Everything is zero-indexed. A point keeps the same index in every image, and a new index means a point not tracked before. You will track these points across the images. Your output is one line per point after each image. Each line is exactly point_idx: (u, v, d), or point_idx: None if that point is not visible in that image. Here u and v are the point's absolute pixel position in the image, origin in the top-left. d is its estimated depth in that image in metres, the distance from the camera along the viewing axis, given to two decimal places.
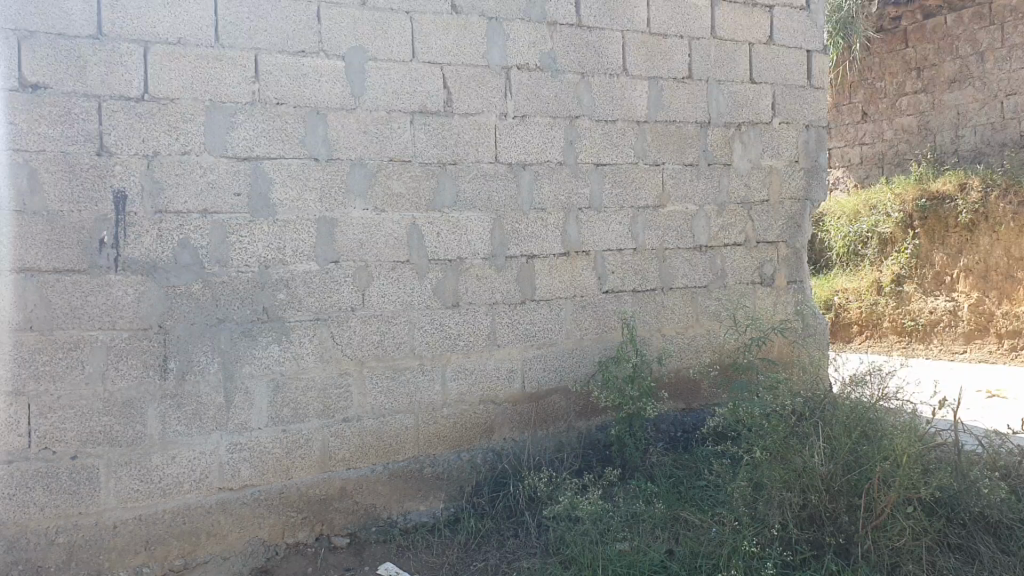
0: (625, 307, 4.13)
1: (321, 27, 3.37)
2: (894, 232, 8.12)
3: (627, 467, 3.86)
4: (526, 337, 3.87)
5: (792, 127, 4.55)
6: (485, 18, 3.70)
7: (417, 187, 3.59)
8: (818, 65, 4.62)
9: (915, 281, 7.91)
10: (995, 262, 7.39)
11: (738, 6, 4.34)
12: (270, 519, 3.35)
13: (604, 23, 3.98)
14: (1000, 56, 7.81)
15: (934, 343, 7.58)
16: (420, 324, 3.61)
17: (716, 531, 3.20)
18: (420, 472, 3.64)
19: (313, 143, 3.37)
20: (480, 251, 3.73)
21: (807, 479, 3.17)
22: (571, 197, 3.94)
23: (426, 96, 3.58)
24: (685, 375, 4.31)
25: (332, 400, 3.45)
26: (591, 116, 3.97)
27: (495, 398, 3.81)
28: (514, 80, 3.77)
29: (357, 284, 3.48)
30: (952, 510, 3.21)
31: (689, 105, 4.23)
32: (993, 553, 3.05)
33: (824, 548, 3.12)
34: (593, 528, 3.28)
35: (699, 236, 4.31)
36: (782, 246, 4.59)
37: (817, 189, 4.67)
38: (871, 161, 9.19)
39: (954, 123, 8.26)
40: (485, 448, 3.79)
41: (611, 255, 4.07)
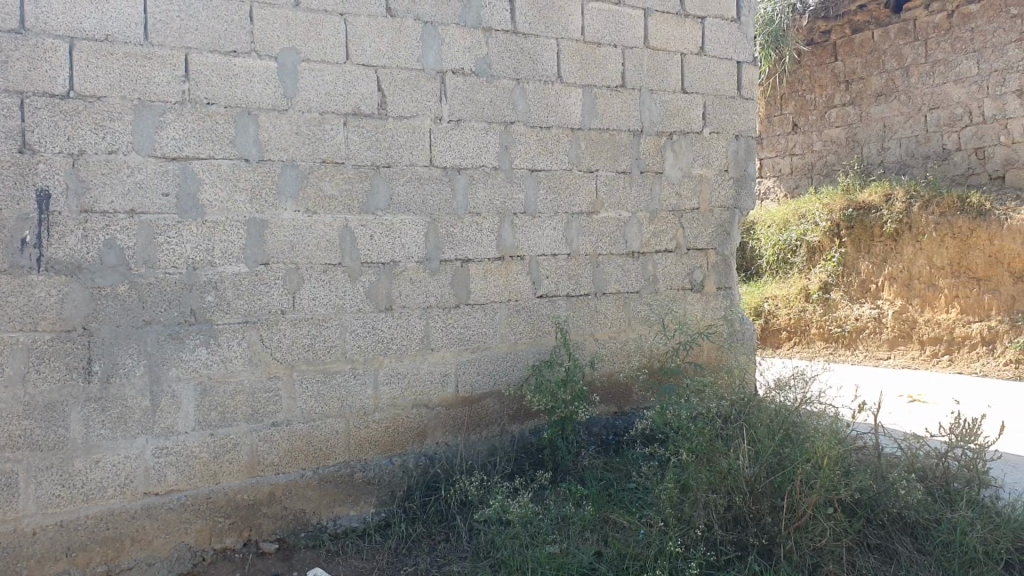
0: (559, 311, 4.16)
1: (253, 28, 3.35)
2: (822, 240, 8.34)
3: (558, 470, 3.88)
4: (459, 341, 3.87)
5: (721, 136, 4.63)
6: (420, 23, 3.70)
7: (350, 189, 3.58)
8: (748, 77, 4.71)
9: (842, 289, 8.12)
10: (918, 270, 7.63)
11: (670, 17, 4.41)
12: (198, 524, 3.31)
13: (538, 31, 4.02)
14: (924, 71, 8.05)
15: (859, 349, 7.74)
16: (351, 327, 3.60)
17: (644, 533, 3.24)
18: (351, 476, 3.62)
19: (244, 144, 3.35)
20: (413, 254, 3.73)
21: (732, 481, 3.23)
22: (506, 202, 3.96)
23: (359, 99, 3.58)
24: (617, 379, 4.37)
25: (260, 404, 3.42)
26: (526, 122, 4.00)
27: (427, 402, 3.81)
28: (449, 84, 3.79)
29: (288, 286, 3.46)
30: (873, 510, 3.29)
31: (623, 113, 4.29)
32: (910, 553, 3.15)
33: (748, 548, 3.18)
34: (523, 531, 3.29)
35: (631, 243, 4.37)
36: (712, 253, 4.67)
37: (746, 197, 4.75)
38: (802, 169, 9.39)
39: (881, 134, 8.49)
40: (417, 453, 3.78)
41: (545, 260, 4.10)
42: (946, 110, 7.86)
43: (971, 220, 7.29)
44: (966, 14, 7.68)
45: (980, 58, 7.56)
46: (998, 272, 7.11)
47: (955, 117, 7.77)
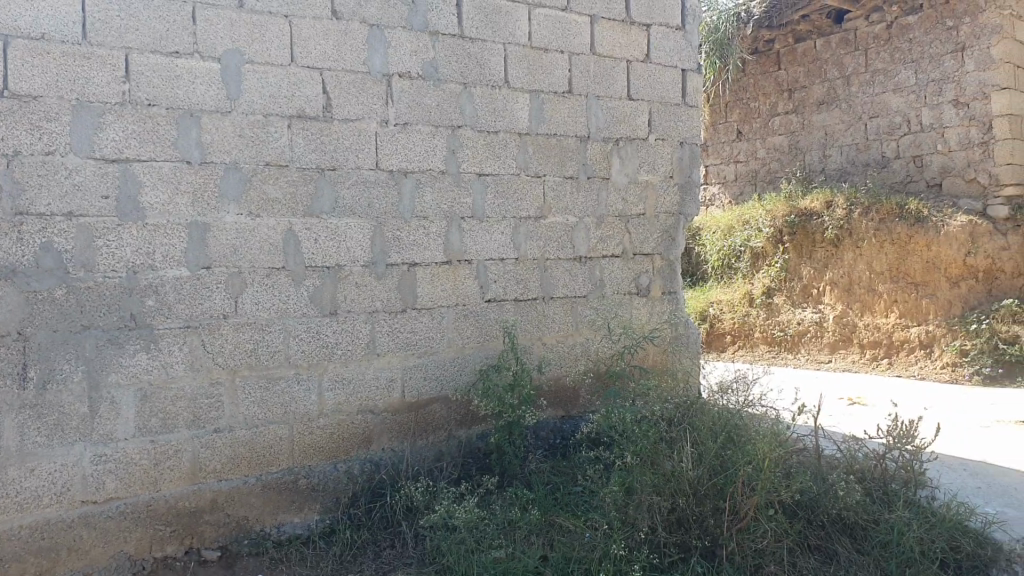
0: (507, 316, 4.16)
1: (196, 28, 3.31)
2: (765, 246, 8.46)
3: (505, 475, 3.87)
4: (405, 345, 3.85)
5: (666, 143, 4.67)
6: (366, 26, 3.68)
7: (294, 191, 3.54)
8: (693, 84, 4.76)
9: (784, 293, 8.25)
10: (858, 275, 7.77)
11: (616, 24, 4.45)
12: (137, 533, 3.26)
13: (485, 35, 4.02)
14: (865, 81, 8.22)
15: (801, 352, 7.86)
16: (295, 332, 3.56)
17: (590, 536, 3.25)
18: (295, 483, 3.58)
19: (187, 146, 3.30)
20: (359, 258, 3.71)
21: (676, 483, 3.27)
22: (453, 206, 3.96)
23: (304, 101, 3.55)
24: (565, 383, 4.38)
25: (202, 410, 3.37)
26: (473, 126, 4.00)
27: (373, 408, 3.78)
28: (396, 87, 3.77)
29: (231, 290, 3.41)
30: (812, 512, 3.36)
31: (570, 119, 4.32)
32: (850, 554, 3.21)
33: (691, 550, 3.21)
34: (469, 536, 3.28)
35: (579, 248, 4.39)
36: (657, 258, 4.70)
37: (691, 203, 4.80)
38: (746, 176, 9.52)
39: (823, 141, 8.65)
40: (363, 459, 3.75)
41: (492, 264, 4.10)
42: (886, 118, 8.04)
43: (909, 227, 7.47)
44: (904, 25, 7.87)
45: (917, 68, 7.76)
46: (935, 277, 7.34)
47: (894, 125, 7.97)
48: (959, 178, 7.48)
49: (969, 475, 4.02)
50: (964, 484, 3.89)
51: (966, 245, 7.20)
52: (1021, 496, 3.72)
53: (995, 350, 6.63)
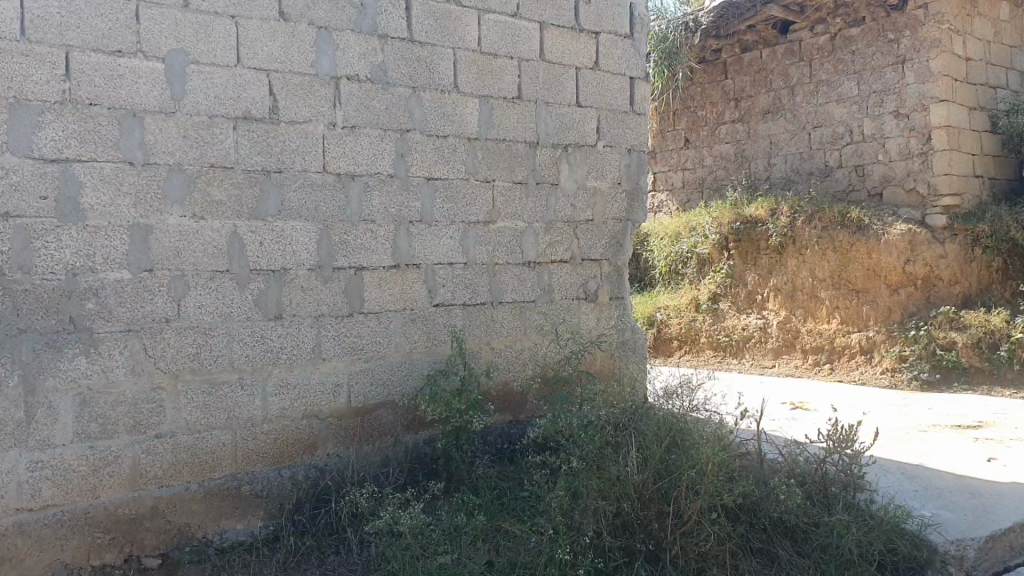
0: (455, 320, 4.16)
1: (139, 27, 3.26)
2: (711, 252, 8.57)
3: (452, 480, 3.85)
4: (353, 350, 3.83)
5: (614, 151, 4.70)
6: (313, 27, 3.66)
7: (239, 193, 3.50)
8: (640, 92, 4.80)
9: (729, 299, 8.37)
10: (802, 282, 7.92)
11: (565, 31, 4.47)
12: (74, 541, 3.19)
13: (435, 40, 4.02)
14: (809, 91, 8.38)
15: (745, 357, 7.95)
16: (239, 336, 3.51)
17: (535, 541, 3.24)
18: (238, 489, 3.54)
19: (130, 146, 3.25)
20: (305, 261, 3.67)
21: (621, 487, 3.30)
22: (401, 210, 3.94)
23: (251, 103, 3.51)
24: (512, 389, 4.38)
25: (143, 416, 3.31)
26: (422, 130, 3.99)
27: (318, 413, 3.74)
28: (344, 90, 3.75)
29: (173, 293, 3.36)
30: (755, 516, 3.41)
31: (520, 124, 4.33)
32: (790, 556, 3.27)
33: (635, 554, 3.22)
34: (415, 542, 3.26)
35: (528, 253, 4.40)
36: (605, 264, 4.74)
37: (639, 211, 4.84)
38: (693, 183, 9.63)
39: (768, 150, 8.79)
40: (308, 465, 3.72)
41: (441, 269, 4.09)
42: (829, 128, 8.21)
43: (850, 235, 7.65)
44: (847, 37, 8.03)
45: (860, 79, 7.93)
46: (876, 284, 7.53)
47: (837, 135, 8.14)
48: (899, 188, 7.67)
49: (906, 478, 4.11)
50: (902, 487, 3.97)
51: (906, 253, 7.38)
52: (956, 498, 3.81)
53: (934, 355, 6.81)
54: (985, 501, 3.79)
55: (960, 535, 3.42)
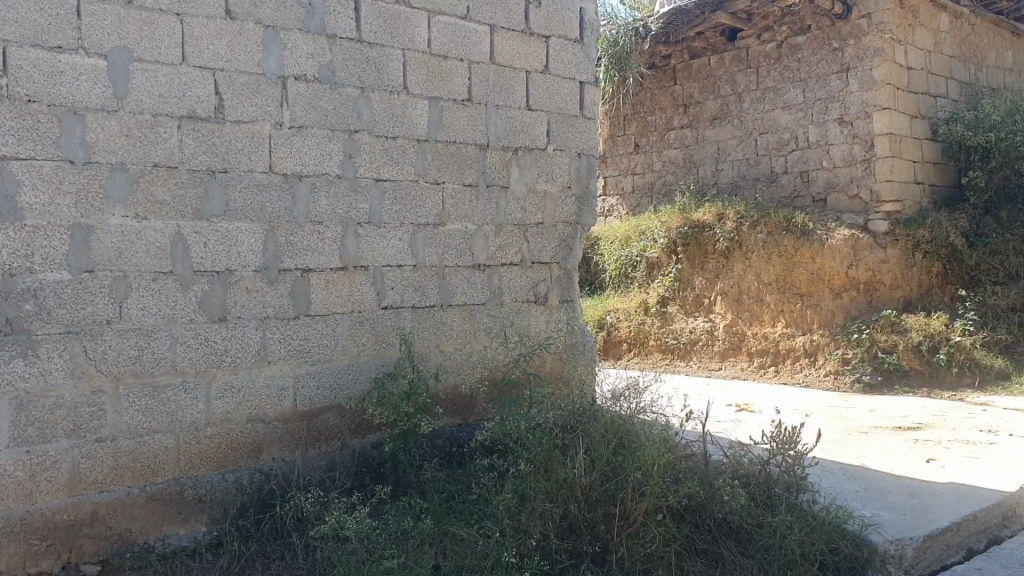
0: (404, 323, 4.14)
1: (81, 23, 3.19)
2: (660, 256, 8.64)
3: (399, 484, 3.82)
4: (299, 352, 3.78)
5: (564, 154, 4.72)
6: (260, 27, 3.62)
7: (183, 193, 3.44)
8: (590, 97, 4.83)
9: (678, 303, 8.44)
10: (748, 286, 8.03)
11: (515, 34, 4.48)
12: (10, 548, 3.11)
13: (384, 41, 4.00)
14: (755, 98, 8.50)
15: (693, 360, 8.01)
16: (182, 339, 3.46)
17: (481, 544, 3.24)
18: (181, 494, 3.48)
19: (70, 145, 3.18)
20: (250, 263, 3.62)
21: (568, 489, 3.30)
22: (349, 211, 3.92)
23: (196, 101, 3.46)
24: (461, 392, 4.37)
25: (83, 419, 3.24)
26: (371, 132, 3.97)
27: (263, 416, 3.70)
28: (291, 89, 3.71)
29: (115, 295, 3.29)
30: (699, 517, 3.45)
31: (469, 127, 4.33)
32: (734, 557, 3.31)
33: (582, 556, 3.25)
34: (361, 547, 3.23)
35: (478, 255, 4.40)
36: (555, 267, 4.75)
37: (588, 214, 4.87)
38: (643, 188, 9.70)
39: (716, 156, 8.89)
40: (252, 469, 3.67)
41: (389, 271, 4.07)
42: (775, 134, 8.33)
43: (795, 240, 7.78)
44: (793, 45, 8.17)
45: (805, 86, 8.07)
46: (819, 288, 7.67)
47: (783, 142, 8.26)
48: (843, 194, 7.82)
49: (848, 479, 4.18)
50: (844, 487, 4.05)
51: (849, 258, 7.53)
52: (896, 499, 3.89)
53: (875, 358, 6.95)
54: (924, 501, 3.87)
55: (899, 535, 3.48)
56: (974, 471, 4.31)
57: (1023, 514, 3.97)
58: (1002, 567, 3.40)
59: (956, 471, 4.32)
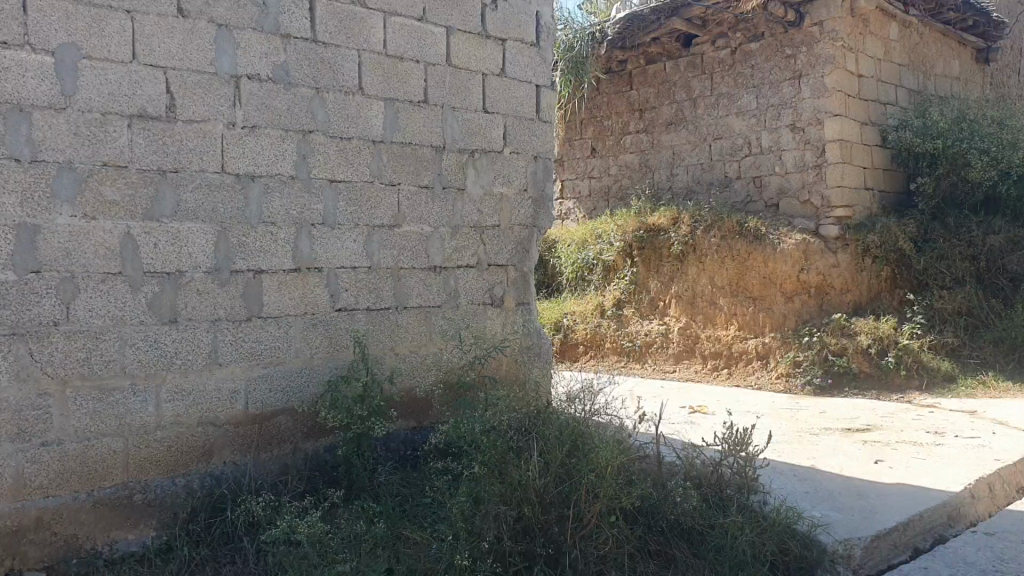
0: (358, 325, 4.11)
1: (27, 19, 3.14)
2: (616, 260, 8.70)
3: (353, 488, 3.79)
4: (251, 355, 3.74)
5: (521, 157, 4.73)
6: (213, 26, 3.58)
7: (133, 194, 3.39)
8: (546, 100, 4.84)
9: (633, 306, 8.50)
10: (702, 290, 8.12)
11: (471, 36, 4.48)
12: None
13: (340, 41, 3.98)
14: (709, 103, 8.59)
15: (648, 362, 8.06)
16: (131, 341, 3.40)
17: (435, 548, 3.19)
18: (130, 498, 3.43)
19: (15, 143, 3.12)
20: (202, 264, 3.58)
21: (522, 492, 3.30)
22: (303, 212, 3.88)
23: (147, 100, 3.41)
24: (416, 395, 4.35)
25: (27, 423, 3.18)
26: (325, 132, 3.94)
27: (215, 420, 3.65)
28: (244, 89, 3.67)
29: (62, 296, 3.23)
30: (652, 518, 3.48)
31: (425, 129, 4.32)
32: (686, 558, 3.35)
33: (535, 559, 3.23)
34: (313, 551, 3.19)
35: (433, 258, 4.39)
36: (511, 270, 4.76)
37: (545, 217, 4.88)
38: (600, 192, 9.75)
39: (671, 161, 8.97)
40: (203, 473, 3.63)
41: (344, 274, 4.05)
42: (728, 140, 8.43)
43: (748, 244, 7.89)
44: (747, 51, 8.27)
45: (758, 93, 8.17)
46: (771, 292, 7.78)
47: (736, 147, 8.36)
48: (795, 199, 7.93)
49: (798, 480, 4.24)
50: (794, 488, 4.11)
51: (800, 262, 7.65)
52: (844, 500, 3.95)
53: (825, 361, 7.06)
54: (872, 501, 3.94)
55: (848, 535, 3.53)
56: (920, 471, 4.41)
57: (967, 514, 4.06)
58: (947, 565, 3.47)
59: (903, 471, 4.40)
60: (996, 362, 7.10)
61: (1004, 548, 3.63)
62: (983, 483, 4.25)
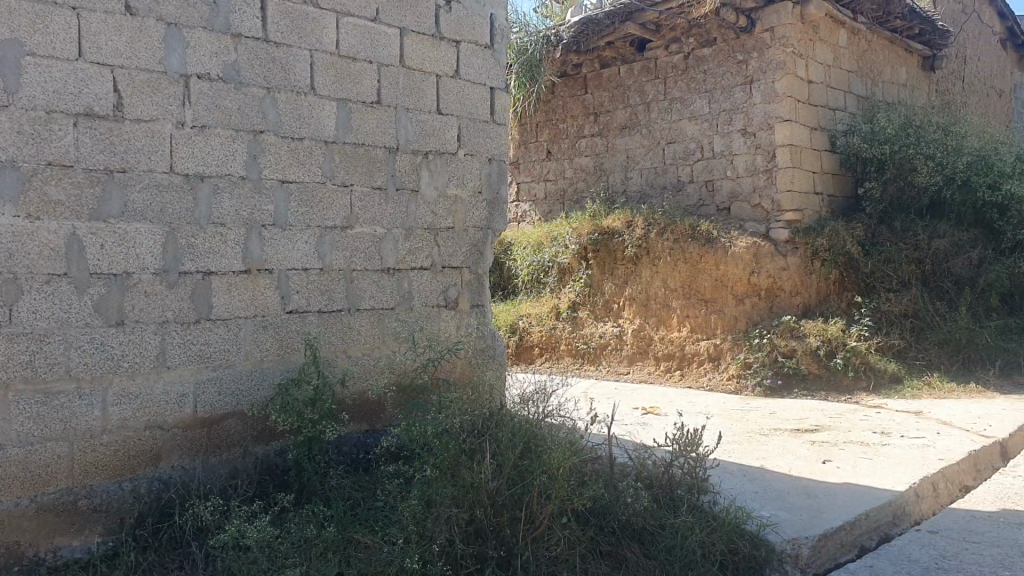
0: (310, 327, 4.08)
1: None
2: (571, 262, 8.74)
3: (303, 492, 3.76)
4: (200, 357, 3.69)
5: (475, 159, 4.73)
6: (162, 24, 3.53)
7: (79, 194, 3.33)
8: (500, 103, 4.84)
9: (588, 308, 8.54)
10: (655, 292, 8.19)
11: (425, 38, 4.48)
12: None
13: (291, 40, 3.95)
14: (663, 108, 8.66)
15: (602, 364, 8.07)
16: (77, 343, 3.34)
17: (386, 550, 3.18)
18: (74, 504, 3.36)
19: None
20: (150, 266, 3.53)
21: (475, 495, 3.30)
22: (253, 213, 3.84)
23: (93, 98, 3.35)
24: (368, 398, 4.34)
25: None
26: (276, 133, 3.91)
27: (163, 423, 3.60)
28: (194, 88, 3.63)
29: (4, 298, 3.17)
30: (604, 519, 3.51)
31: (378, 130, 4.30)
32: (637, 558, 3.38)
33: (487, 561, 3.23)
34: (263, 556, 3.15)
35: (387, 259, 4.38)
36: (465, 272, 4.76)
37: (499, 219, 4.89)
38: (555, 194, 9.79)
39: (625, 164, 9.04)
40: (150, 478, 3.58)
41: (295, 275, 4.01)
42: (681, 144, 8.51)
43: (700, 247, 7.99)
44: (700, 56, 8.36)
45: (710, 97, 8.26)
46: (723, 294, 7.88)
47: (689, 151, 8.45)
48: (746, 203, 8.03)
49: (748, 480, 4.29)
50: (744, 488, 4.16)
51: (751, 264, 7.75)
52: (792, 499, 4.01)
53: (775, 362, 7.16)
54: (819, 501, 4.00)
55: (795, 535, 3.58)
56: (866, 471, 4.48)
57: (912, 513, 4.13)
58: (891, 563, 3.53)
59: (850, 471, 4.48)
60: (940, 363, 7.26)
61: (947, 545, 3.71)
62: (927, 482, 4.34)
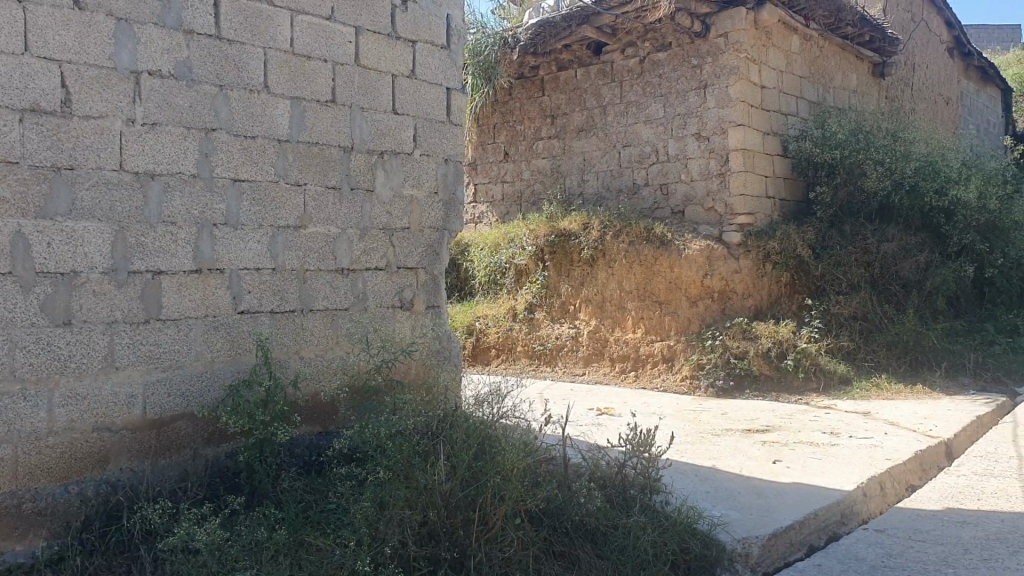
0: (262, 328, 4.04)
1: None
2: (528, 264, 8.75)
3: (254, 494, 3.70)
4: (149, 358, 3.64)
5: (430, 159, 4.72)
6: (112, 19, 3.48)
7: (24, 192, 3.27)
8: (456, 103, 4.84)
9: (545, 309, 8.56)
10: (611, 294, 8.25)
11: (380, 37, 4.46)
12: None
13: (244, 38, 3.91)
14: (619, 111, 8.72)
15: (558, 365, 8.10)
16: (21, 343, 3.27)
17: (338, 552, 3.15)
18: (18, 507, 3.30)
19: None
20: (98, 264, 3.47)
21: (428, 496, 3.29)
22: (205, 211, 3.79)
23: (40, 94, 3.29)
24: (322, 399, 4.31)
25: None
26: (228, 131, 3.86)
27: (111, 424, 3.54)
28: (144, 85, 3.58)
29: None
30: (557, 520, 3.52)
31: (332, 129, 4.27)
32: (590, 559, 3.39)
33: (440, 563, 3.22)
34: (213, 560, 3.09)
35: (341, 259, 4.35)
36: (421, 272, 4.74)
37: (455, 219, 4.88)
38: (512, 196, 9.79)
39: (581, 167, 9.08)
40: (98, 480, 3.52)
41: (247, 274, 3.97)
42: (636, 147, 8.57)
43: (655, 249, 8.05)
44: (655, 61, 8.43)
45: (665, 101, 8.33)
46: (677, 296, 7.95)
47: (644, 154, 8.51)
48: (700, 207, 8.11)
49: (700, 480, 4.32)
50: (695, 488, 4.20)
51: (704, 267, 7.84)
52: (743, 499, 4.05)
53: (728, 363, 7.24)
54: (770, 501, 4.05)
55: (746, 535, 3.62)
56: (815, 471, 4.55)
57: (860, 512, 4.20)
58: (839, 562, 3.59)
59: (799, 471, 4.55)
60: (889, 365, 7.40)
61: (893, 544, 3.78)
62: (874, 482, 4.42)
